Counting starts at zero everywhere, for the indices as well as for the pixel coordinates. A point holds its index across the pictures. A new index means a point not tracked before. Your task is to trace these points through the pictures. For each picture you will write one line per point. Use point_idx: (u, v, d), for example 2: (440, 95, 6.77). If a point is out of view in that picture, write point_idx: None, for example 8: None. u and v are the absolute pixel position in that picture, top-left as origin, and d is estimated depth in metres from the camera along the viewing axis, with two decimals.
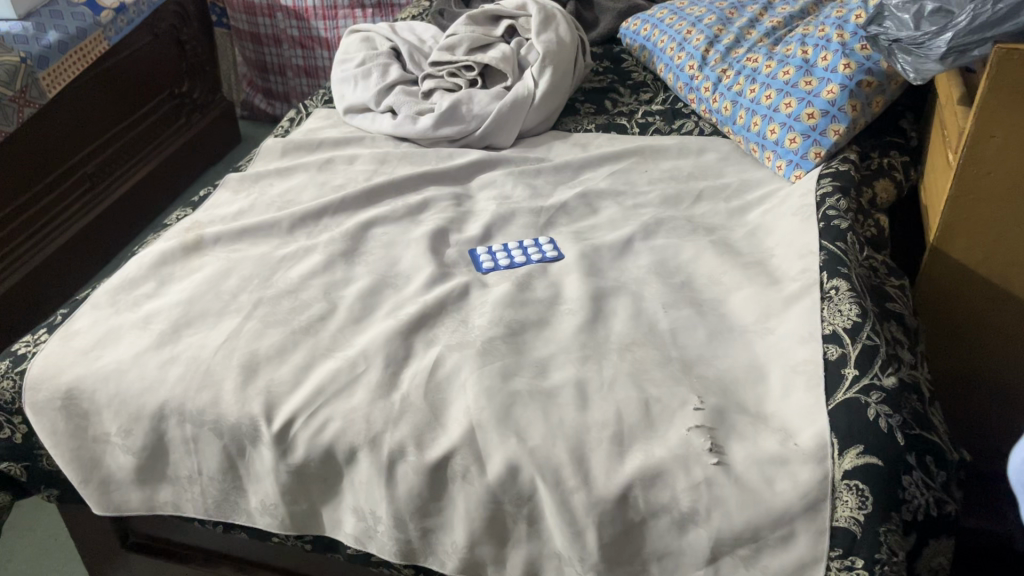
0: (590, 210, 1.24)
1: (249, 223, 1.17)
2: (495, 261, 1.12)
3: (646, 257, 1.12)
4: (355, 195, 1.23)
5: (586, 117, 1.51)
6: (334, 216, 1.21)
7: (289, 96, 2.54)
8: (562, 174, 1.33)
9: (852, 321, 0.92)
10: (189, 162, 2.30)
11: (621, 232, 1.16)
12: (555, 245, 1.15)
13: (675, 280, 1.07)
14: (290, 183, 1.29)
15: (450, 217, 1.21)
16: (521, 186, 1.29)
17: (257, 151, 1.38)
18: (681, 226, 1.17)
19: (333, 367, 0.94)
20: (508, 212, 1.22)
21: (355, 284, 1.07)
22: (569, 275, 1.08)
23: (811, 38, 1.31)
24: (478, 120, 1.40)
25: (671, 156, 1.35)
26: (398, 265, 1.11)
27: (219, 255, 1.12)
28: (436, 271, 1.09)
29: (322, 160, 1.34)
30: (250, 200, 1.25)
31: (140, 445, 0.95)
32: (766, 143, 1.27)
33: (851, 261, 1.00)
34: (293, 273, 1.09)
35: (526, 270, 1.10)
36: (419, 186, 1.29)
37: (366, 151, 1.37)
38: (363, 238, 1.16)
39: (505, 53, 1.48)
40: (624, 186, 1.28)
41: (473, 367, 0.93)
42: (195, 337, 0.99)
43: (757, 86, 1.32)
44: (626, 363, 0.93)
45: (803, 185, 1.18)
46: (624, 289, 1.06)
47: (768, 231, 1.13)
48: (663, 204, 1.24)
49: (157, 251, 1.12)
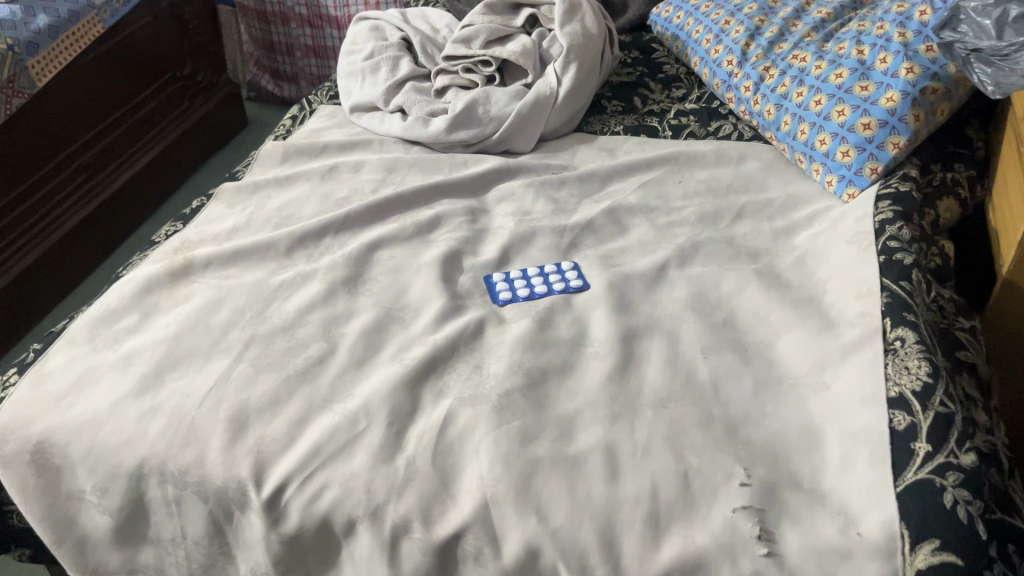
0: (619, 228, 1.12)
1: (243, 244, 1.06)
2: (513, 292, 1.01)
3: (682, 288, 1.00)
4: (360, 210, 1.12)
5: (613, 116, 1.39)
6: (337, 236, 1.10)
7: (298, 77, 2.42)
8: (587, 186, 1.21)
9: (921, 382, 0.80)
10: (191, 150, 2.18)
11: (654, 258, 1.05)
12: (580, 271, 1.04)
13: (715, 318, 0.95)
14: (290, 195, 1.18)
15: (465, 238, 1.10)
16: (542, 200, 1.18)
17: (256, 156, 1.27)
18: (721, 251, 1.06)
19: (330, 423, 0.84)
20: (528, 232, 1.11)
21: (358, 318, 0.96)
22: (597, 310, 0.97)
23: (867, 36, 1.17)
24: (496, 122, 1.28)
25: (708, 164, 1.24)
26: (406, 295, 1.00)
27: (209, 283, 1.02)
28: (449, 304, 0.98)
29: (326, 167, 1.22)
30: (247, 215, 1.14)
31: (117, 505, 0.85)
32: (814, 154, 1.15)
33: (917, 305, 0.88)
34: (290, 304, 0.98)
35: (548, 303, 0.99)
36: (431, 199, 1.18)
37: (374, 157, 1.26)
38: (368, 262, 1.05)
39: (525, 46, 1.35)
40: (656, 201, 1.17)
41: (488, 427, 0.82)
42: (179, 382, 0.89)
43: (805, 88, 1.19)
44: (663, 424, 0.82)
45: (858, 206, 1.06)
46: (658, 327, 0.94)
47: (820, 261, 1.01)
48: (700, 222, 1.12)
49: (142, 277, 1.02)
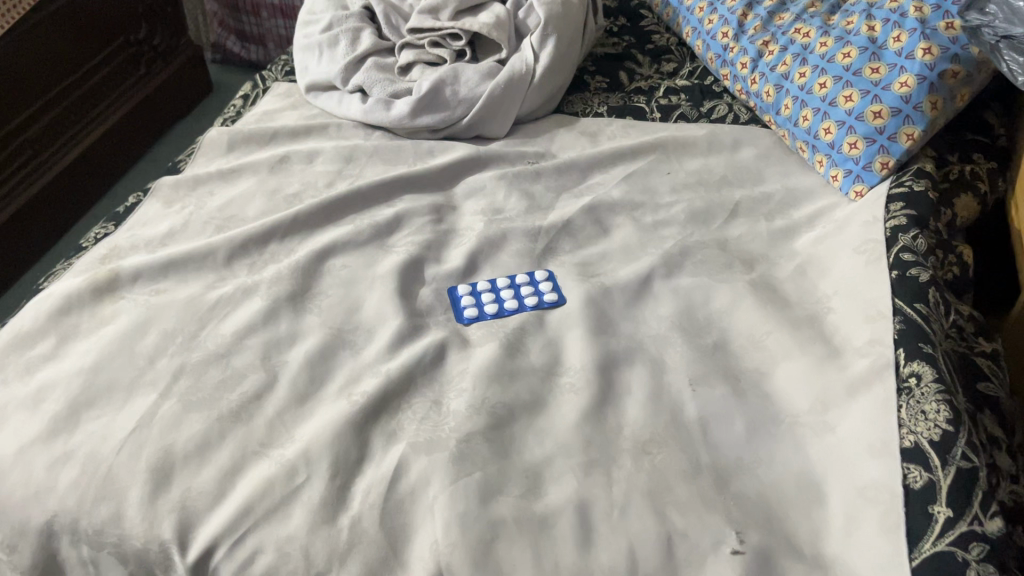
0: (600, 229, 1.01)
1: (177, 252, 0.94)
2: (480, 309, 0.90)
3: (668, 303, 0.89)
4: (311, 210, 1.01)
5: (596, 94, 1.26)
6: (284, 241, 0.98)
7: (265, 39, 2.27)
8: (566, 178, 1.10)
9: (941, 430, 0.69)
10: (148, 121, 2.05)
11: (638, 266, 0.93)
12: (555, 282, 0.93)
13: (705, 341, 0.85)
14: (235, 192, 1.06)
15: (427, 242, 0.98)
16: (516, 195, 1.06)
17: (199, 143, 1.14)
18: (713, 258, 0.95)
19: (265, 475, 0.73)
20: (499, 235, 0.99)
21: (303, 343, 0.85)
22: (573, 331, 0.86)
23: (879, 10, 1.04)
24: (465, 105, 1.15)
25: (699, 152, 1.12)
26: (359, 314, 0.89)
27: (137, 299, 0.90)
28: (406, 324, 0.87)
29: (275, 158, 1.10)
30: (185, 215, 1.02)
31: (27, 564, 0.74)
32: (818, 144, 1.03)
33: (935, 332, 0.77)
34: (227, 325, 0.87)
35: (517, 322, 0.88)
36: (391, 195, 1.06)
37: (330, 145, 1.14)
38: (318, 273, 0.94)
39: (498, 17, 1.21)
40: (642, 196, 1.05)
41: (444, 480, 0.71)
42: (97, 423, 0.79)
43: (808, 69, 1.06)
44: (644, 475, 0.72)
45: (866, 206, 0.94)
46: (641, 352, 0.84)
47: (823, 272, 0.90)
48: (689, 222, 1.01)
49: (61, 293, 0.90)
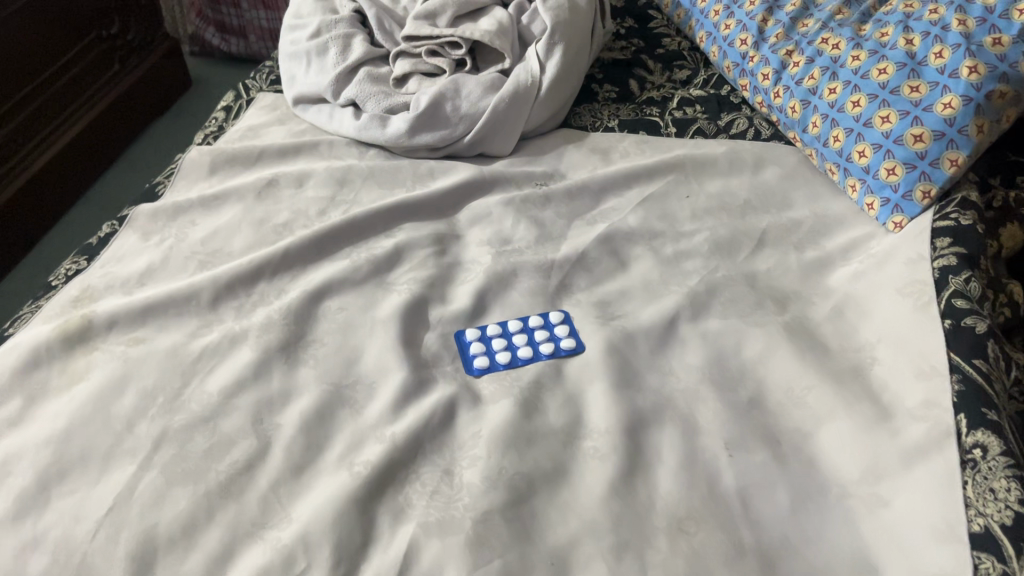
0: (617, 262, 0.93)
1: (156, 295, 0.86)
2: (491, 357, 0.82)
3: (697, 350, 0.82)
4: (302, 243, 0.92)
5: (606, 105, 1.18)
6: (274, 279, 0.90)
7: (246, 31, 2.16)
8: (577, 203, 1.02)
9: (1014, 513, 0.62)
10: (126, 119, 1.92)
11: (662, 307, 0.86)
12: (571, 326, 0.85)
13: (739, 396, 0.77)
14: (219, 221, 0.98)
15: (431, 279, 0.90)
16: (525, 222, 0.98)
17: (179, 164, 1.06)
18: (742, 297, 0.87)
19: (260, 563, 0.66)
20: (508, 271, 0.91)
21: (298, 402, 0.77)
22: (595, 385, 0.79)
23: (917, 21, 0.96)
24: (467, 122, 1.06)
25: (720, 172, 1.04)
26: (358, 365, 0.81)
27: (113, 351, 0.82)
28: (411, 378, 0.79)
29: (262, 182, 1.02)
30: (165, 249, 0.94)
31: None
32: (851, 167, 0.96)
33: (997, 393, 0.71)
34: (213, 381, 0.79)
35: (533, 374, 0.80)
36: (390, 223, 0.98)
37: (321, 165, 1.05)
38: (312, 317, 0.86)
39: (501, 23, 1.13)
40: (660, 224, 0.98)
41: (460, 569, 0.64)
42: (69, 500, 0.70)
43: (838, 84, 0.98)
44: (682, 560, 0.65)
45: (909, 240, 0.87)
46: (670, 409, 0.76)
47: (863, 314, 0.83)
48: (714, 253, 0.93)
49: (28, 345, 0.81)
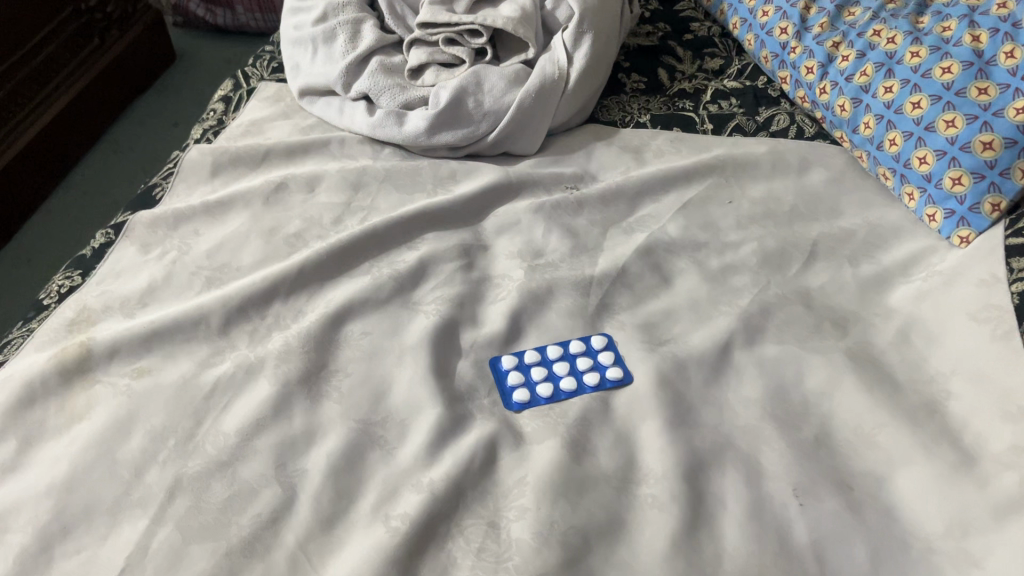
0: (660, 277, 0.86)
1: (161, 320, 0.78)
2: (531, 390, 0.75)
3: (755, 381, 0.75)
4: (318, 259, 0.85)
5: (635, 97, 1.11)
6: (288, 299, 0.82)
7: (233, 2, 2.01)
8: (612, 209, 0.94)
9: None
10: (108, 96, 1.78)
11: (713, 332, 0.79)
12: (616, 352, 0.78)
13: (805, 435, 0.71)
14: (224, 231, 0.90)
15: (460, 298, 0.83)
16: (557, 231, 0.91)
17: (179, 165, 0.98)
18: (799, 319, 0.81)
19: None
20: (544, 289, 0.84)
21: (324, 443, 0.71)
22: (647, 422, 0.72)
23: (983, 16, 0.89)
24: (490, 119, 0.99)
25: (763, 175, 0.98)
26: (387, 400, 0.74)
27: (116, 384, 0.74)
28: (447, 415, 0.72)
29: (270, 186, 0.94)
30: (167, 264, 0.86)
31: None
32: (909, 174, 0.89)
33: None
34: (229, 420, 0.72)
35: (578, 408, 0.74)
36: (412, 233, 0.90)
37: (333, 167, 0.97)
38: (334, 343, 0.79)
39: (523, 9, 1.03)
40: (703, 234, 0.91)
41: None
42: (74, 561, 0.63)
43: (895, 82, 0.91)
44: None
45: (978, 259, 0.81)
46: (730, 450, 0.70)
47: (932, 341, 0.77)
48: (763, 267, 0.87)
49: (20, 379, 0.74)
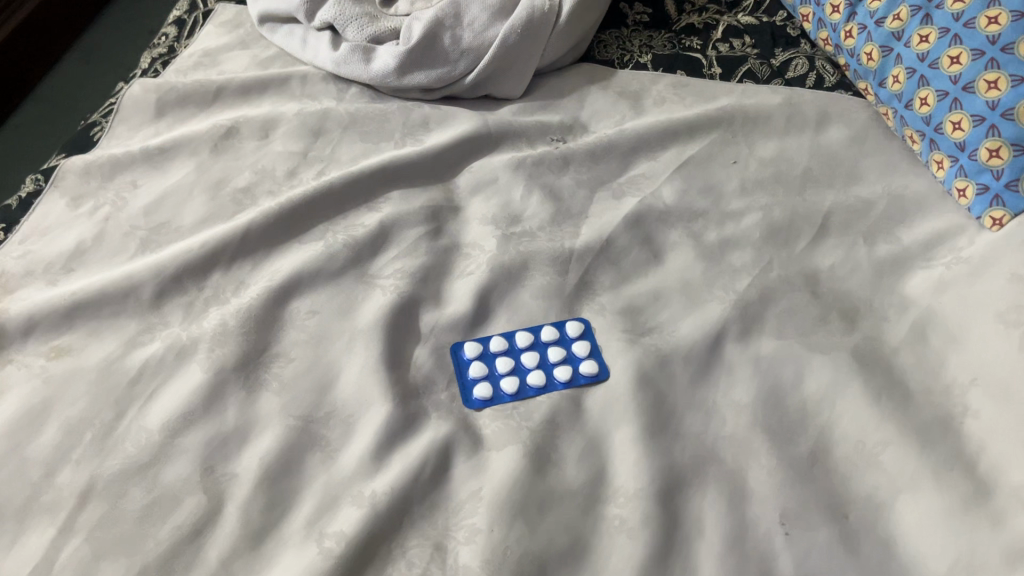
0: (649, 252, 0.77)
1: (85, 290, 0.70)
2: (494, 385, 0.67)
3: (747, 383, 0.67)
4: (265, 221, 0.75)
5: (636, 33, 0.98)
6: (231, 268, 0.74)
7: None
8: (602, 167, 0.84)
9: None
10: None
11: (704, 322, 0.71)
12: (592, 342, 0.70)
13: (799, 449, 0.63)
14: (165, 182, 0.80)
15: (423, 271, 0.74)
16: (538, 193, 0.81)
17: (120, 100, 0.87)
18: (802, 308, 0.72)
19: None
20: (517, 263, 0.75)
21: (258, 443, 0.63)
22: (621, 428, 0.64)
23: None
24: (469, 59, 0.87)
25: (774, 130, 0.86)
26: (332, 392, 0.66)
27: (32, 366, 0.67)
28: (398, 413, 0.65)
29: (219, 130, 0.84)
30: (99, 221, 0.77)
31: None
32: (940, 140, 0.78)
33: None
34: (154, 412, 0.64)
35: (546, 409, 0.66)
36: (375, 190, 0.81)
37: (291, 108, 0.87)
38: (278, 323, 0.70)
39: None
40: (701, 201, 0.81)
41: None
42: None
43: (931, 30, 0.78)
44: None
45: (1012, 246, 0.70)
46: (713, 466, 0.63)
47: (952, 340, 0.68)
48: (766, 243, 0.77)
49: None
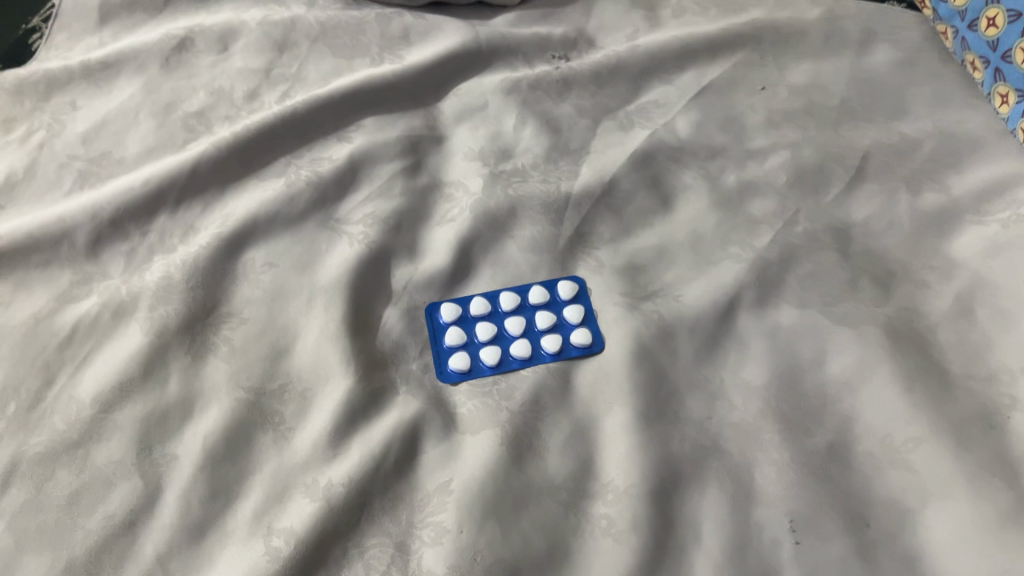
0: (657, 198, 0.67)
1: (11, 235, 0.61)
2: (473, 355, 0.60)
3: (760, 360, 0.59)
4: (219, 155, 0.66)
5: None
6: (179, 209, 0.65)
7: None
8: (608, 92, 0.73)
9: None
10: None
11: (714, 286, 0.62)
12: (587, 306, 0.62)
13: (816, 442, 0.55)
14: (108, 104, 0.70)
15: (396, 218, 0.65)
16: (532, 124, 0.71)
17: (59, 3, 0.76)
18: (830, 271, 0.62)
19: None
20: (505, 209, 0.66)
21: (202, 419, 0.56)
22: (613, 412, 0.56)
23: None
24: None
25: (810, 51, 0.75)
26: (289, 359, 0.59)
27: None
28: (361, 388, 0.57)
29: (170, 42, 0.73)
30: (31, 149, 0.67)
31: None
32: (1006, 70, 0.66)
33: None
34: (87, 381, 0.57)
35: (529, 385, 0.58)
36: (346, 117, 0.70)
37: (254, 15, 0.75)
38: (229, 277, 0.62)
39: None
40: (720, 137, 0.71)
41: None
42: None
43: None
44: None
45: None
46: (716, 459, 0.55)
47: (1002, 318, 0.58)
48: (792, 190, 0.67)
49: None
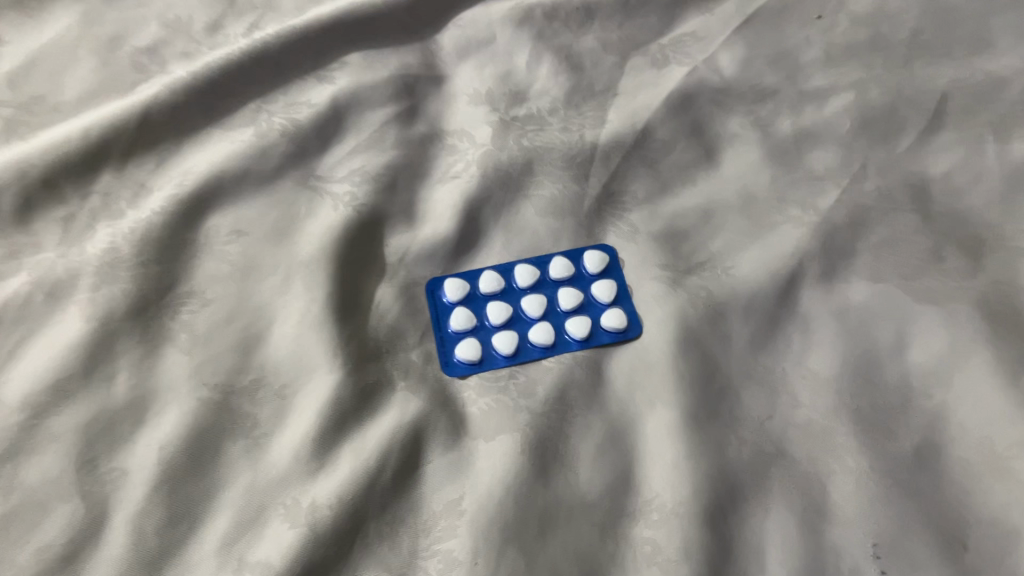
0: (695, 148, 0.58)
1: None
2: (483, 343, 0.51)
3: (826, 346, 0.50)
4: (175, 100, 0.55)
5: None
6: (126, 166, 0.54)
7: None
8: (636, 23, 0.62)
9: None
10: None
11: (770, 255, 0.53)
12: (619, 282, 0.53)
13: (901, 447, 0.45)
14: (40, 39, 0.58)
15: (392, 174, 0.56)
16: (549, 62, 0.61)
17: None
18: (907, 236, 0.52)
19: None
20: (519, 165, 0.57)
21: (159, 426, 0.45)
22: (655, 410, 0.47)
23: None
24: None
25: None
26: (263, 350, 0.49)
27: None
28: (352, 384, 0.47)
29: None
30: None
31: None
32: None
33: None
34: (14, 380, 0.45)
35: (554, 377, 0.49)
36: (326, 54, 0.59)
37: None
38: (189, 249, 0.52)
39: None
40: (769, 76, 0.60)
41: None
42: None
43: None
44: None
45: None
46: (780, 468, 0.46)
47: None
48: (858, 138, 0.57)
49: None
